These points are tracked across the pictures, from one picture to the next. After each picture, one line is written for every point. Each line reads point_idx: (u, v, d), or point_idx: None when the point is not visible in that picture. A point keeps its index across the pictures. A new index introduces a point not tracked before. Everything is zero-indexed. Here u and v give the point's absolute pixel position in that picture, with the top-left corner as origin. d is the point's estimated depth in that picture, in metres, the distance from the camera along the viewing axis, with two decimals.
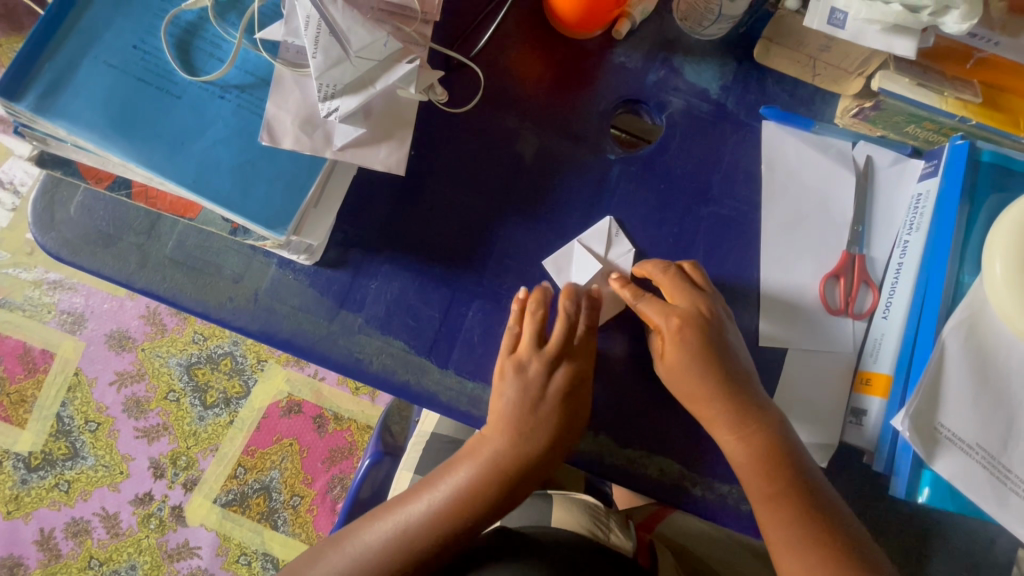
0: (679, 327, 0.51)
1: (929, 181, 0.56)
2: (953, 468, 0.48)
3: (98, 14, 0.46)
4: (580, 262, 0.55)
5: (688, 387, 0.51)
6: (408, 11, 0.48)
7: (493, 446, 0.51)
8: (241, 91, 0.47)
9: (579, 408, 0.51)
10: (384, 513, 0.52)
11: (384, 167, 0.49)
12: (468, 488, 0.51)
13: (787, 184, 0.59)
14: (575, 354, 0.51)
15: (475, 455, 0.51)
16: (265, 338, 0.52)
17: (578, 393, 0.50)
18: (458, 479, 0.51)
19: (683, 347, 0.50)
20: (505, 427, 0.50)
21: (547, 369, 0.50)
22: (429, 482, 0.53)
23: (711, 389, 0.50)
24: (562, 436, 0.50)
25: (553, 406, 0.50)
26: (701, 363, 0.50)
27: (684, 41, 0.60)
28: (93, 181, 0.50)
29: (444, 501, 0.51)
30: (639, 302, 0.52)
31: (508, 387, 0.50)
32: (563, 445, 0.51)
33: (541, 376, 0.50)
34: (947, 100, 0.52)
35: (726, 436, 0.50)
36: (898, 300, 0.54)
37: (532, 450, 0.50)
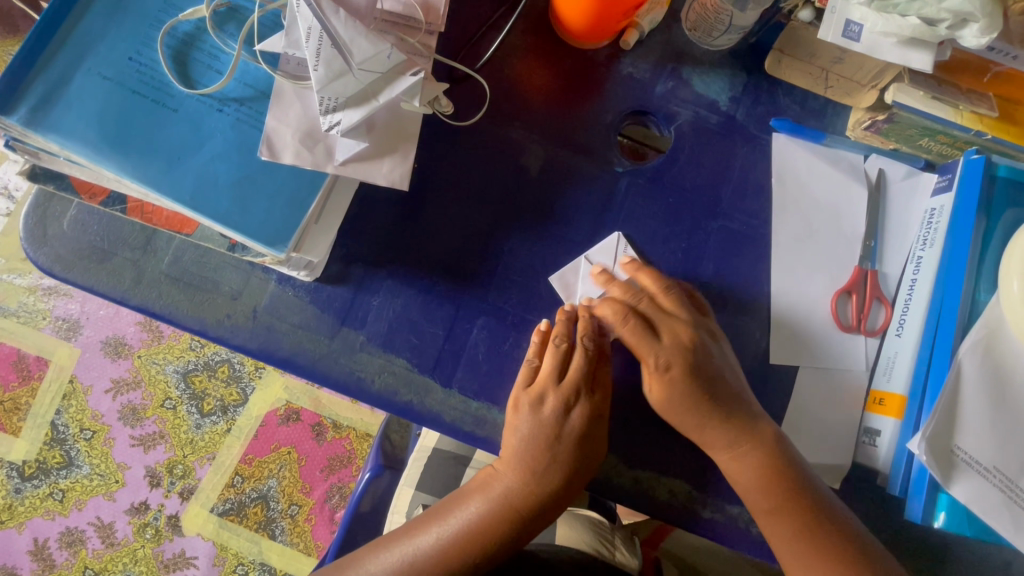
0: (662, 363, 0.50)
1: (942, 196, 0.55)
2: (971, 492, 0.47)
3: (92, 24, 0.44)
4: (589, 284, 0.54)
5: (678, 417, 0.50)
6: (413, 21, 0.47)
7: (506, 483, 0.50)
8: (239, 105, 0.46)
9: (595, 447, 0.49)
10: (390, 546, 0.50)
11: (387, 182, 0.47)
12: (479, 524, 0.50)
13: (798, 197, 0.58)
14: (592, 393, 0.50)
15: (487, 490, 0.51)
16: (264, 356, 0.51)
17: (595, 433, 0.49)
18: (469, 513, 0.50)
19: (666, 382, 0.50)
20: (517, 464, 0.49)
21: (564, 406, 0.49)
22: (437, 514, 0.51)
23: (712, 418, 0.50)
24: (576, 477, 0.49)
25: (570, 448, 0.49)
26: (692, 395, 0.50)
27: (693, 51, 0.58)
28: (87, 196, 0.48)
29: (454, 535, 0.50)
30: (621, 327, 0.51)
31: (522, 421, 0.49)
32: (577, 485, 0.50)
33: (557, 414, 0.49)
34: (962, 113, 0.51)
35: (734, 456, 0.49)
36: (912, 317, 0.53)
37: (545, 488, 0.50)
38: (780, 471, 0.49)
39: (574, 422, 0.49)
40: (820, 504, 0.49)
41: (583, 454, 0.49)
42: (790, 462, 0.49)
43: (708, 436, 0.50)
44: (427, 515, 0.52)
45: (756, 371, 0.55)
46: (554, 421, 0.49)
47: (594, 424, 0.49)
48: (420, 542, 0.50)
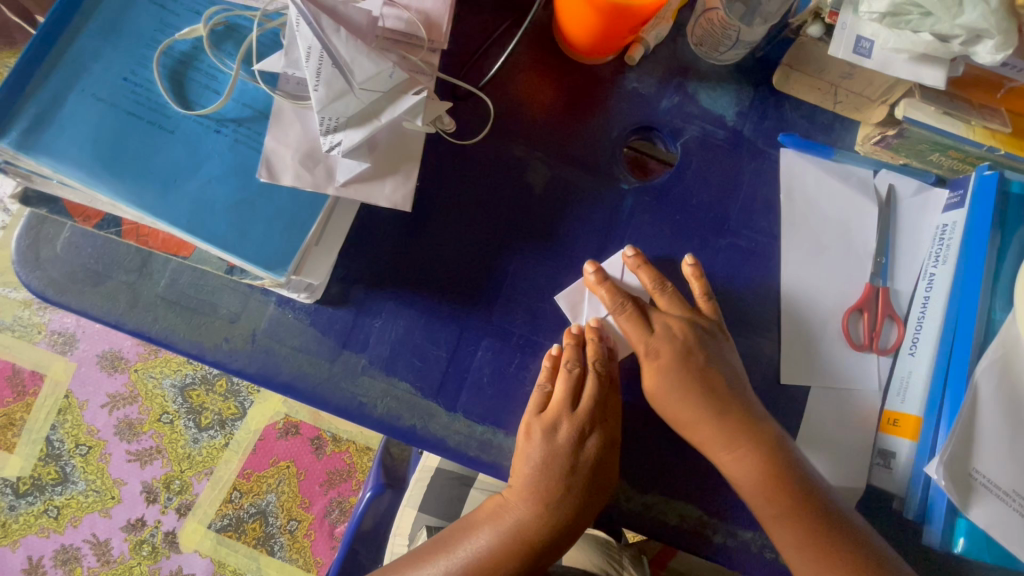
0: (651, 349, 0.50)
1: (955, 212, 0.54)
2: (990, 517, 0.46)
3: (85, 44, 0.43)
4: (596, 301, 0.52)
5: (673, 411, 0.50)
6: (415, 39, 0.46)
7: (516, 513, 0.49)
8: (237, 125, 0.44)
9: (611, 473, 0.49)
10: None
11: (389, 204, 0.46)
12: (489, 556, 0.48)
13: (806, 213, 0.57)
14: (608, 418, 0.49)
15: (497, 521, 0.49)
16: (263, 380, 0.50)
17: (611, 461, 0.49)
18: (478, 544, 0.49)
19: (656, 369, 0.50)
20: (530, 495, 0.48)
21: (578, 435, 0.48)
22: (445, 543, 0.50)
23: (696, 408, 0.49)
24: (589, 507, 0.48)
25: (586, 477, 0.48)
26: (679, 382, 0.50)
27: (699, 66, 0.58)
28: (81, 220, 0.47)
29: (463, 568, 0.48)
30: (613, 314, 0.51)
31: (534, 448, 0.48)
32: (589, 513, 0.49)
33: (571, 442, 0.48)
34: (974, 128, 0.50)
35: (745, 463, 0.48)
36: (926, 336, 0.52)
37: (556, 517, 0.48)
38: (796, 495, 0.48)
39: (590, 452, 0.48)
40: (841, 528, 0.47)
41: (599, 483, 0.48)
42: (806, 486, 0.48)
43: (699, 434, 0.49)
44: (434, 544, 0.50)
45: (766, 393, 0.54)
46: (569, 452, 0.48)
47: (609, 451, 0.49)
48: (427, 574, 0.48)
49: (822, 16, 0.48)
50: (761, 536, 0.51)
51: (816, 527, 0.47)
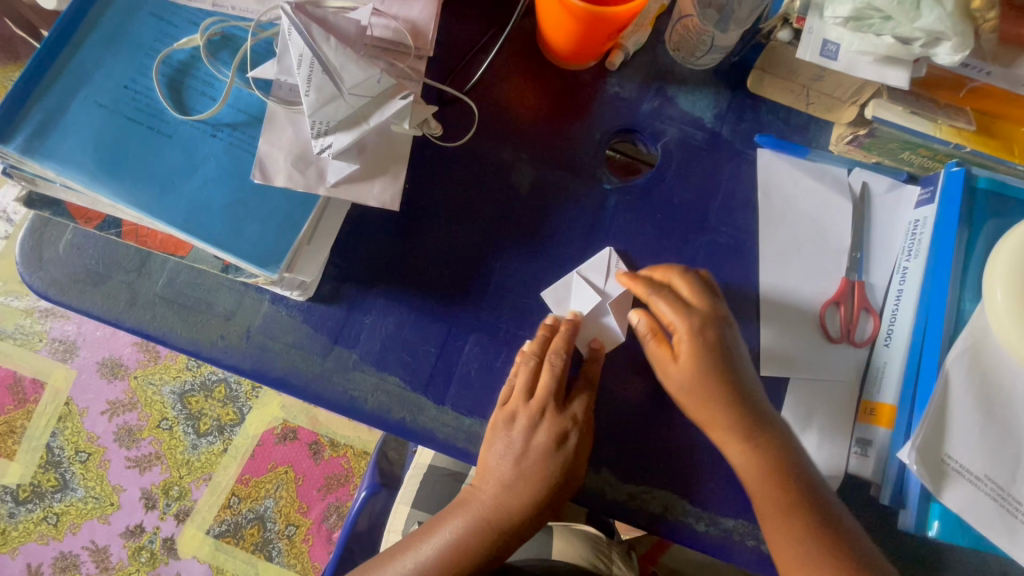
0: (700, 328, 0.50)
1: (926, 207, 0.56)
2: (962, 501, 0.47)
3: (88, 54, 0.45)
4: (580, 295, 0.54)
5: (707, 390, 0.50)
6: (402, 47, 0.49)
7: (479, 503, 0.50)
8: (233, 130, 0.47)
9: (574, 462, 0.50)
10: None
11: (378, 203, 0.48)
12: (455, 548, 0.50)
13: (784, 210, 0.59)
14: (564, 414, 0.50)
15: (461, 513, 0.51)
16: (257, 376, 0.51)
17: (569, 451, 0.49)
18: (455, 527, 0.50)
19: (698, 347, 0.50)
20: (503, 481, 0.50)
21: (533, 423, 0.50)
22: (428, 530, 0.52)
23: (722, 386, 0.50)
24: (551, 495, 0.49)
25: (541, 467, 0.49)
26: (716, 362, 0.50)
27: (677, 71, 0.60)
28: (82, 221, 0.49)
29: (429, 563, 0.49)
30: (655, 295, 0.51)
31: (499, 438, 0.50)
32: (561, 497, 0.50)
33: (526, 431, 0.50)
34: (940, 127, 0.52)
35: (741, 449, 0.49)
36: (900, 328, 0.54)
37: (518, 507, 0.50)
38: (779, 484, 0.49)
39: (541, 443, 0.49)
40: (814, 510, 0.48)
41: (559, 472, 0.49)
42: (790, 477, 0.49)
43: (709, 411, 0.50)
44: (419, 533, 0.52)
45: None
46: (522, 443, 0.50)
47: (568, 444, 0.50)
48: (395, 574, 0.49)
49: (791, 21, 0.50)
50: (744, 524, 0.53)
51: (794, 527, 0.48)
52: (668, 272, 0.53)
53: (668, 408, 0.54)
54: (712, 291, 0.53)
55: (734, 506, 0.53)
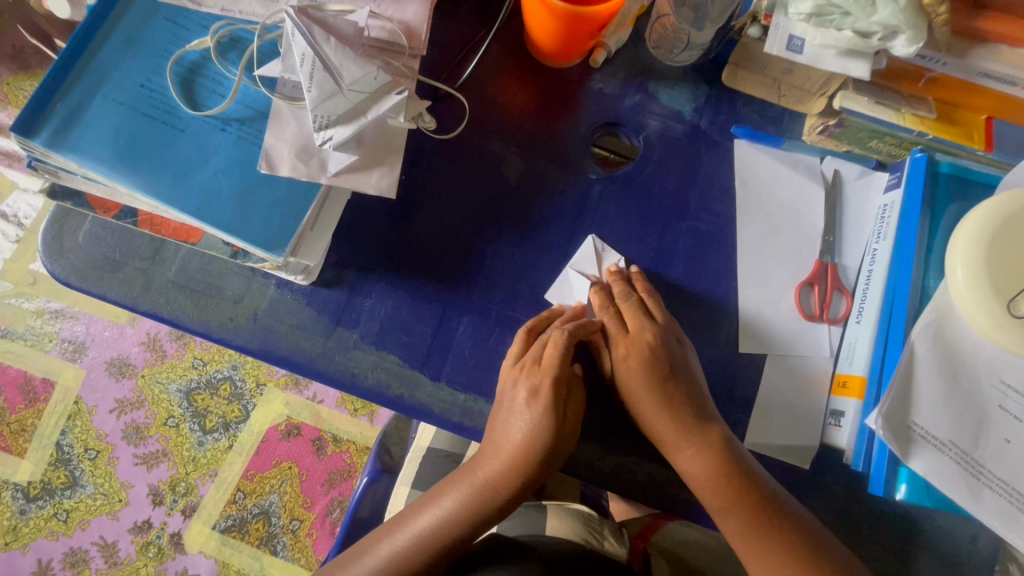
0: (623, 356, 0.54)
1: (893, 192, 0.59)
2: (929, 465, 0.50)
3: (108, 56, 0.49)
4: (579, 280, 0.58)
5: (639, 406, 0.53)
6: (396, 47, 0.52)
7: (476, 476, 0.54)
8: (240, 124, 0.50)
9: (561, 423, 0.52)
10: (371, 552, 0.53)
11: (376, 191, 0.52)
12: (454, 518, 0.53)
13: (760, 197, 0.62)
14: (540, 368, 0.52)
15: (460, 487, 0.54)
16: (264, 355, 0.55)
17: (543, 407, 0.51)
18: (459, 493, 0.53)
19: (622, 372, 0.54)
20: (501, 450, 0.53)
21: (516, 383, 0.53)
22: (435, 494, 0.55)
23: (649, 406, 0.53)
24: (540, 463, 0.52)
25: (528, 430, 0.51)
26: (637, 386, 0.53)
27: (658, 67, 0.64)
28: (101, 211, 0.52)
29: (429, 533, 0.52)
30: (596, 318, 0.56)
31: (501, 410, 0.53)
32: (552, 463, 0.52)
33: (513, 390, 0.52)
34: (904, 116, 0.56)
35: (688, 454, 0.52)
36: (869, 305, 0.57)
37: (510, 476, 0.52)
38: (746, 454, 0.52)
39: (524, 401, 0.52)
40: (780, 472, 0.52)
41: (547, 434, 0.51)
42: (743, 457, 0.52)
43: (650, 427, 0.53)
44: (428, 497, 0.55)
45: (726, 361, 0.59)
46: (510, 403, 0.52)
47: (545, 395, 0.51)
48: (397, 544, 0.52)
49: (760, 19, 0.54)
50: None
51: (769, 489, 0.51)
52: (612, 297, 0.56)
53: None
54: (659, 312, 0.56)
55: None
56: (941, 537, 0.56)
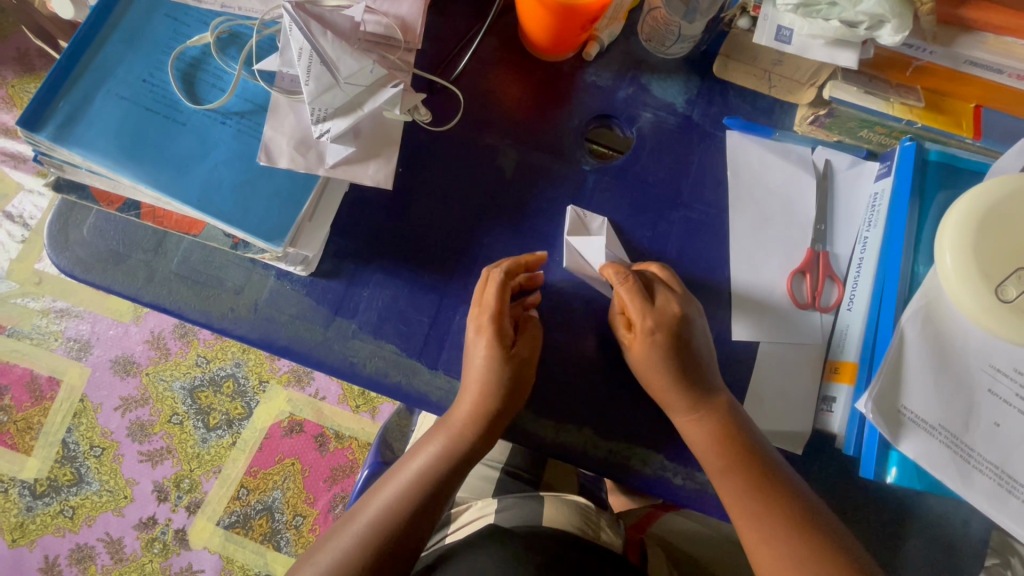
0: (651, 328, 0.52)
1: (884, 181, 0.60)
2: (918, 448, 0.51)
3: (111, 53, 0.50)
4: (594, 246, 0.56)
5: (655, 376, 0.53)
6: (393, 41, 0.54)
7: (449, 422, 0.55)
8: (240, 117, 0.51)
9: (510, 356, 0.52)
10: (360, 513, 0.53)
11: (373, 182, 0.53)
12: (433, 466, 0.54)
13: (752, 186, 0.63)
14: (481, 307, 0.53)
15: (436, 437, 0.56)
16: (264, 345, 0.56)
17: (496, 345, 0.52)
18: (437, 443, 0.55)
19: (648, 344, 0.53)
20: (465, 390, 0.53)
21: (475, 325, 0.53)
22: (420, 446, 0.56)
23: (666, 375, 0.53)
24: (502, 396, 0.52)
25: (482, 365, 0.52)
26: (661, 358, 0.52)
27: (650, 60, 0.65)
28: (105, 204, 0.53)
29: (413, 481, 0.54)
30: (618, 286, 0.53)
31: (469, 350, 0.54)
32: (515, 397, 0.53)
33: (473, 335, 0.54)
34: (893, 105, 0.57)
35: (690, 419, 0.53)
36: (861, 292, 0.58)
37: (476, 413, 0.53)
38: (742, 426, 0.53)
39: (474, 339, 0.53)
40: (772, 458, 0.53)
41: (498, 367, 0.52)
42: (744, 432, 0.53)
43: (656, 393, 0.54)
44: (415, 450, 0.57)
45: (720, 348, 0.59)
46: (469, 341, 0.54)
47: (489, 330, 0.52)
48: (383, 500, 0.53)
49: (749, 9, 0.55)
50: None
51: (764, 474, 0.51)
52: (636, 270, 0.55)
53: None
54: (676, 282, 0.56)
55: None
56: (933, 521, 0.57)
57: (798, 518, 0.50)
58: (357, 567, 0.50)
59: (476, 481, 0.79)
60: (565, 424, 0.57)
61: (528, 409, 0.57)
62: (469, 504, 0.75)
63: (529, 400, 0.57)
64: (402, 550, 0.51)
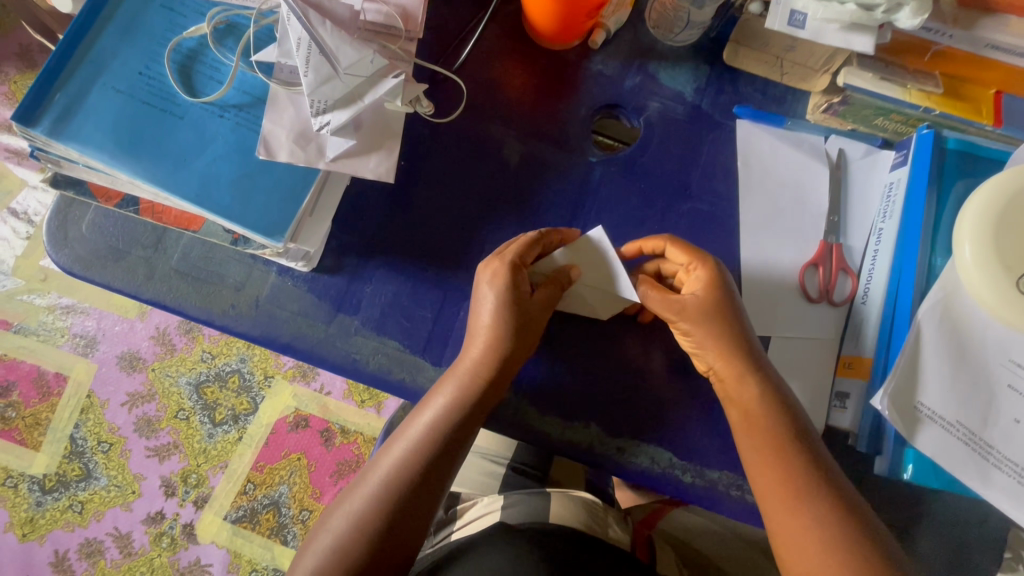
0: (716, 266, 0.53)
1: (899, 170, 0.58)
2: (935, 445, 0.50)
3: (105, 45, 0.49)
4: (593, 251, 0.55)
5: (723, 322, 0.51)
6: (394, 30, 0.52)
7: (455, 373, 0.52)
8: (238, 110, 0.50)
9: (526, 300, 0.51)
10: (371, 472, 0.52)
11: (374, 176, 0.52)
12: (443, 420, 0.51)
13: (763, 177, 0.61)
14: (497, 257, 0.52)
15: (444, 388, 0.52)
16: (266, 342, 0.55)
17: (514, 288, 0.51)
18: (445, 396, 0.51)
19: (714, 281, 0.52)
20: (476, 336, 0.52)
21: (494, 275, 0.51)
22: (425, 400, 0.53)
23: (727, 316, 0.52)
24: (514, 340, 0.51)
25: (492, 307, 0.51)
26: (729, 300, 0.52)
27: (658, 48, 0.63)
28: (103, 200, 0.53)
29: (423, 437, 0.51)
30: (667, 244, 0.54)
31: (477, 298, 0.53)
32: (527, 339, 0.52)
33: (490, 284, 0.51)
34: (910, 92, 0.55)
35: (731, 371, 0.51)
36: (877, 284, 0.56)
37: (485, 361, 0.51)
38: (770, 413, 0.50)
39: (486, 284, 0.52)
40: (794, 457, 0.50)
41: (508, 309, 0.51)
42: (769, 428, 0.50)
43: (712, 341, 0.52)
44: (420, 404, 0.53)
45: None
46: (476, 289, 0.53)
47: (503, 279, 0.51)
48: (392, 458, 0.51)
49: None
50: (728, 476, 0.55)
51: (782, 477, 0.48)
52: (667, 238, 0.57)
53: (652, 365, 0.57)
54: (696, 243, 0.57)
55: (718, 458, 0.55)
56: (948, 519, 0.56)
57: (830, 510, 0.47)
58: (374, 524, 0.49)
59: (482, 478, 0.79)
60: (572, 421, 0.56)
61: (534, 406, 0.56)
62: (475, 501, 0.74)
63: (535, 396, 0.56)
64: (417, 507, 0.50)
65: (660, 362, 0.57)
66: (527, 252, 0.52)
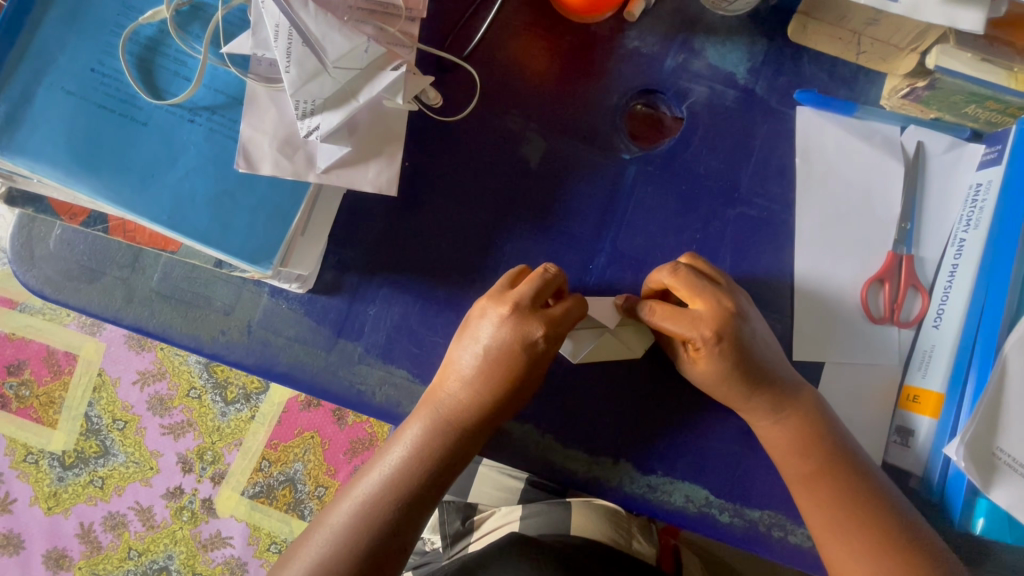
0: (715, 338, 0.43)
1: (990, 169, 0.50)
2: (1016, 497, 0.43)
3: (49, 35, 0.41)
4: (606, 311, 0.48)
5: (717, 391, 0.46)
6: (391, 8, 0.42)
7: (434, 404, 0.45)
8: (211, 113, 0.43)
9: (538, 353, 0.44)
10: (328, 516, 0.45)
11: (374, 188, 0.44)
12: (409, 466, 0.44)
13: (825, 176, 0.53)
14: (533, 318, 0.44)
15: (410, 429, 0.46)
16: (262, 371, 0.50)
17: (535, 353, 0.44)
18: (412, 438, 0.45)
19: (717, 357, 0.43)
20: (466, 383, 0.45)
21: (508, 334, 0.44)
22: (388, 441, 0.46)
23: (745, 384, 0.44)
24: (508, 388, 0.44)
25: (496, 341, 0.44)
26: (737, 379, 0.44)
27: (707, 18, 0.53)
28: (67, 218, 0.46)
29: (386, 485, 0.44)
30: (653, 319, 0.44)
31: (476, 344, 0.45)
32: (528, 390, 0.45)
33: (504, 343, 0.44)
34: (1017, 76, 0.45)
35: (768, 414, 0.45)
36: (953, 306, 0.49)
37: (474, 393, 0.44)
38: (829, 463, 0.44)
39: (495, 330, 0.44)
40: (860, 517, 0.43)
41: (507, 360, 0.44)
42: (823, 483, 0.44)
43: (724, 397, 0.46)
44: (382, 444, 0.47)
45: None
46: (474, 333, 0.45)
47: (535, 347, 0.44)
48: (354, 501, 0.44)
49: None
50: (771, 515, 0.50)
51: None
52: (676, 274, 0.45)
53: (689, 396, 0.51)
54: (727, 287, 0.45)
55: (760, 496, 0.50)
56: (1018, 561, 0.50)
57: None
58: None
59: (499, 493, 0.75)
60: (599, 456, 0.50)
61: (558, 440, 0.50)
62: (492, 510, 0.71)
63: (558, 427, 0.51)
64: (390, 552, 0.44)
65: (698, 392, 0.51)
66: (564, 319, 0.44)
